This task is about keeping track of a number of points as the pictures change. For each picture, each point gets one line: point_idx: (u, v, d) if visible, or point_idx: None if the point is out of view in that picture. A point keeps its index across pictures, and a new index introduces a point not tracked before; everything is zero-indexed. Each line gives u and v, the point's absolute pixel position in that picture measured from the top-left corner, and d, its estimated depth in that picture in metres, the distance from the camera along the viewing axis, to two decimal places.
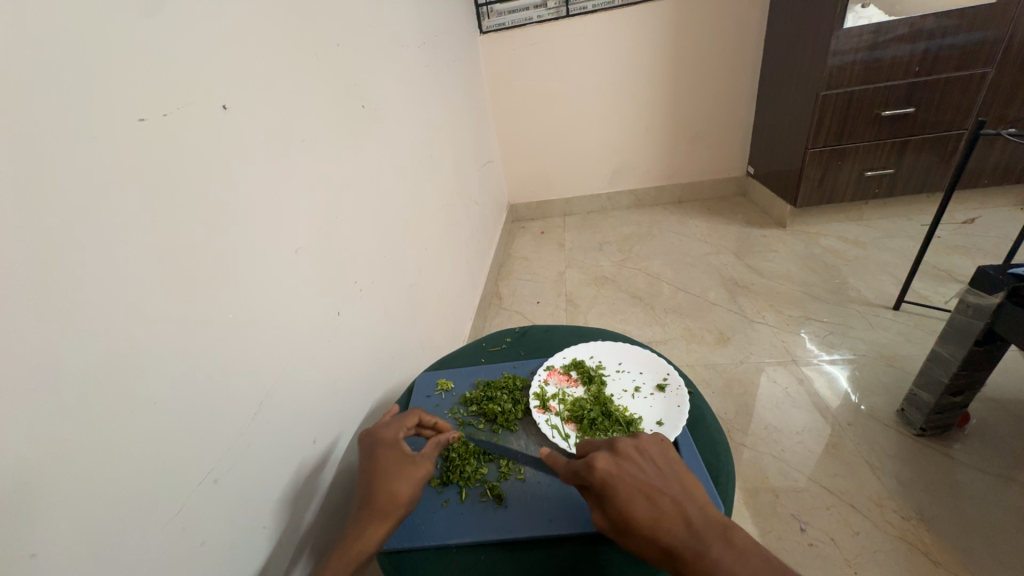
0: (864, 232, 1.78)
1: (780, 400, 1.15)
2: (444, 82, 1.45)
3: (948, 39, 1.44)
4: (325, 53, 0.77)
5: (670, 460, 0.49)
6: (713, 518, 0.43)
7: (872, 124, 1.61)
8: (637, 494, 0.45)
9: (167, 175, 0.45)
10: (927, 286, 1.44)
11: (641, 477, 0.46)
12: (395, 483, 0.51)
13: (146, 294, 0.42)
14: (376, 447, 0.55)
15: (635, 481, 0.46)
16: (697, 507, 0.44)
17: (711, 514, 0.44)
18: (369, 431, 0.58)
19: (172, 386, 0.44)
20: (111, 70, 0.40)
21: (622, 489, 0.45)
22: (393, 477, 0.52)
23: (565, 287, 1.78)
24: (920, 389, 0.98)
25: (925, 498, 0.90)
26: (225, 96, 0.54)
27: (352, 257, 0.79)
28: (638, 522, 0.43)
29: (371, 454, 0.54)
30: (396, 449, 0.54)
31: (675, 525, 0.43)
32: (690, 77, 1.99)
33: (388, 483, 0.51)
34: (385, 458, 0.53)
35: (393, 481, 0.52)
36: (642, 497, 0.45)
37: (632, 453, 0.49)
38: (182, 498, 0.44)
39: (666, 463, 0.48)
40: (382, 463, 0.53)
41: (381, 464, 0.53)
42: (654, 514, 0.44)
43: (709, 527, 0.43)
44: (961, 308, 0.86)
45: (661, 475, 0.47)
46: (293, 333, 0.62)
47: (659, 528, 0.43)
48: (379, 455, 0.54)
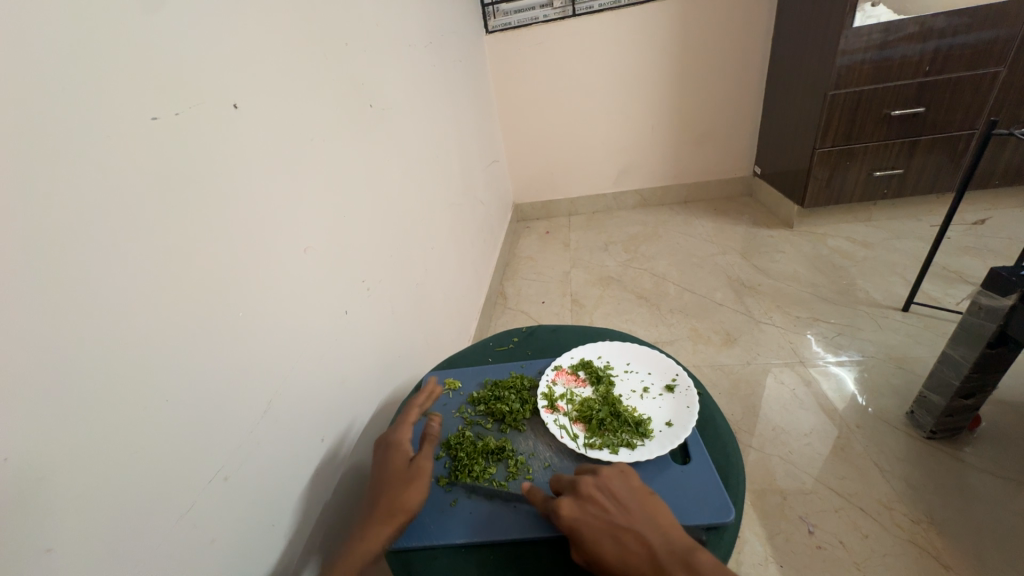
0: (872, 232, 1.77)
1: (788, 401, 1.14)
2: (451, 82, 1.45)
3: (959, 37, 1.42)
4: (332, 52, 0.77)
5: (635, 490, 0.48)
6: (676, 544, 0.44)
7: (881, 123, 1.59)
8: (602, 535, 0.44)
9: (179, 174, 0.45)
10: (936, 287, 1.42)
11: (605, 516, 0.46)
12: (399, 489, 0.52)
13: (159, 291, 0.42)
14: (386, 454, 0.56)
15: (600, 521, 0.45)
16: (660, 538, 0.44)
17: (673, 540, 0.44)
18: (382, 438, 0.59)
19: (184, 384, 0.44)
20: (125, 71, 0.41)
21: (588, 533, 0.45)
22: (393, 482, 0.53)
23: (570, 287, 1.78)
24: (931, 391, 0.97)
25: (935, 502, 0.89)
26: (235, 95, 0.54)
27: (360, 256, 0.79)
28: (607, 565, 0.43)
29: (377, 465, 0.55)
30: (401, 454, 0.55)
31: (641, 562, 0.43)
32: (697, 76, 1.98)
33: (393, 489, 0.52)
34: (392, 464, 0.54)
35: (398, 488, 0.52)
36: (607, 537, 0.44)
37: (594, 492, 0.48)
38: (194, 494, 0.44)
39: (630, 493, 0.47)
40: (390, 470, 0.54)
41: (388, 471, 0.54)
42: (620, 554, 0.43)
43: (672, 555, 0.43)
44: (973, 310, 0.85)
45: (624, 509, 0.46)
46: (303, 329, 0.63)
47: (627, 567, 0.43)
48: (387, 462, 0.55)
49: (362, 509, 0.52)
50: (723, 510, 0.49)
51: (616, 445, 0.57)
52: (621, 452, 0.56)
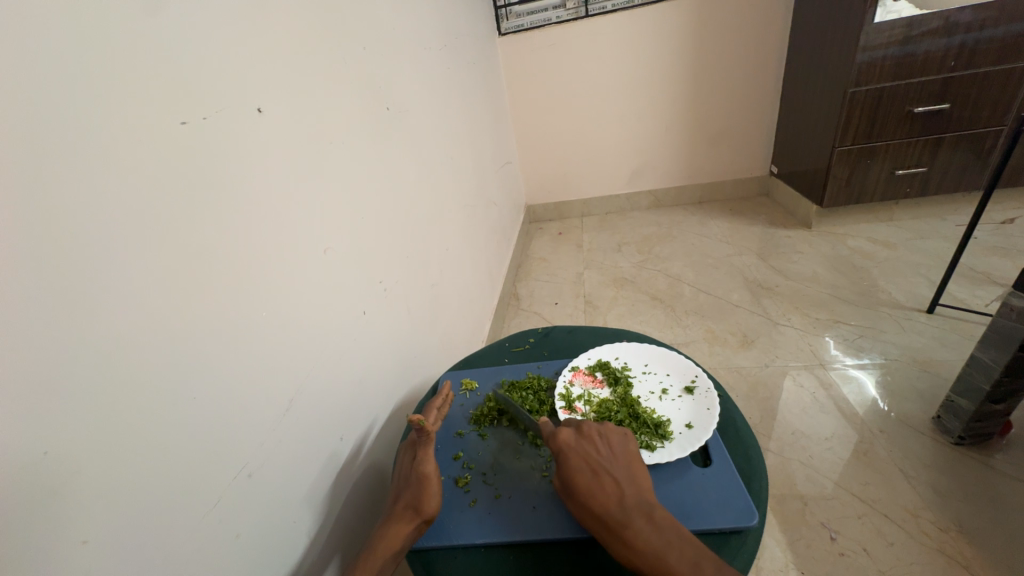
0: (894, 232, 1.73)
1: (807, 404, 1.12)
2: (464, 84, 1.46)
3: (986, 31, 1.38)
4: (351, 57, 0.78)
5: (627, 449, 0.52)
6: (644, 500, 0.46)
7: (903, 121, 1.55)
8: (584, 466, 0.49)
9: (205, 177, 0.46)
10: (962, 289, 1.38)
11: (594, 455, 0.50)
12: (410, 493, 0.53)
13: (186, 291, 0.43)
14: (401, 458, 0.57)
15: (587, 456, 0.50)
16: (634, 488, 0.47)
17: (645, 496, 0.47)
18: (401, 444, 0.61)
19: (209, 383, 0.45)
20: (156, 75, 0.42)
21: (573, 459, 0.49)
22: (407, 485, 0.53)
23: (584, 288, 1.77)
24: (959, 395, 0.94)
25: (965, 510, 0.86)
26: (259, 99, 0.55)
27: (377, 257, 0.80)
28: (577, 490, 0.47)
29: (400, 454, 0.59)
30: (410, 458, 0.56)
31: (609, 499, 0.46)
32: (712, 75, 1.96)
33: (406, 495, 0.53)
34: (405, 469, 0.56)
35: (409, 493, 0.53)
36: (588, 471, 0.48)
37: (594, 435, 0.52)
38: (220, 490, 0.45)
39: (622, 451, 0.51)
40: (403, 477, 0.55)
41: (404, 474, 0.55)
42: (592, 485, 0.47)
43: (638, 506, 0.46)
44: (1004, 312, 0.82)
45: (612, 457, 0.50)
46: (323, 329, 0.64)
47: (592, 498, 0.46)
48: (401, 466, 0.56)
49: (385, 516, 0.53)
50: (746, 513, 0.49)
51: None
52: (640, 453, 0.56)
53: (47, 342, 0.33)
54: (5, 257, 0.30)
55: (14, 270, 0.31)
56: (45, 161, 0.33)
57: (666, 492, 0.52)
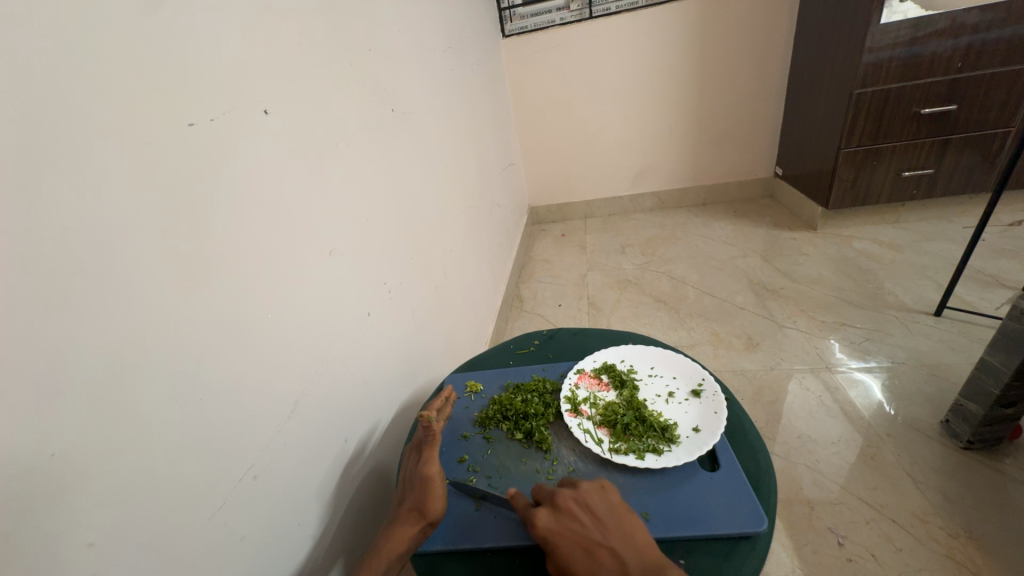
0: (901, 235, 1.71)
1: (813, 407, 1.11)
2: (468, 85, 1.46)
3: (994, 32, 1.37)
4: (356, 58, 0.78)
5: (613, 505, 0.48)
6: (649, 563, 0.43)
7: (909, 122, 1.55)
8: (576, 550, 0.45)
9: (212, 178, 0.46)
10: (970, 291, 1.37)
11: (583, 532, 0.46)
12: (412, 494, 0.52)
13: (193, 292, 0.43)
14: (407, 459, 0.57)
15: (577, 537, 0.45)
16: (634, 555, 0.44)
17: (648, 557, 0.44)
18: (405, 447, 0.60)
19: (215, 384, 0.45)
20: (164, 77, 0.42)
21: (563, 546, 0.45)
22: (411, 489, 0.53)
23: (587, 290, 1.77)
24: (967, 400, 0.93)
25: (974, 515, 0.85)
26: (265, 101, 0.55)
27: (382, 258, 0.80)
28: None
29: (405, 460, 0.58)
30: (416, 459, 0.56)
31: None
32: (716, 76, 1.96)
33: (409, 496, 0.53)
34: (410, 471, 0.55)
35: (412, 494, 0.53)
36: (581, 552, 0.45)
37: (572, 505, 0.48)
38: (225, 492, 0.45)
39: (608, 511, 0.47)
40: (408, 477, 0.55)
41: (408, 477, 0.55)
42: (591, 567, 0.44)
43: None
44: (1013, 315, 0.82)
45: (601, 525, 0.46)
46: (328, 330, 0.64)
47: None
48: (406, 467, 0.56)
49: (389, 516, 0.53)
50: (754, 519, 0.48)
51: (642, 450, 0.56)
52: (647, 458, 0.55)
53: (55, 342, 0.33)
54: (16, 258, 0.31)
55: (23, 271, 0.31)
56: (55, 162, 0.33)
57: (673, 496, 0.52)
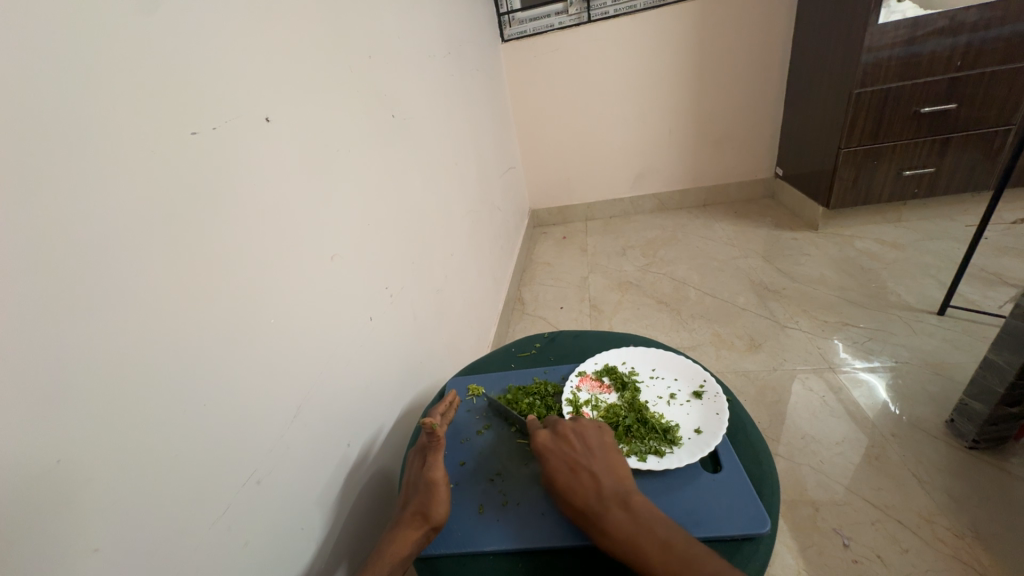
0: (902, 234, 1.71)
1: (817, 408, 1.11)
2: (468, 90, 1.47)
3: (993, 31, 1.37)
4: (357, 65, 0.79)
5: (604, 441, 0.54)
6: (622, 488, 0.49)
7: (909, 121, 1.55)
8: (562, 465, 0.52)
9: (214, 186, 0.47)
10: (974, 290, 1.36)
11: (571, 453, 0.53)
12: (415, 496, 0.53)
13: (197, 299, 0.44)
14: (412, 462, 0.58)
15: (564, 458, 0.52)
16: (611, 479, 0.49)
17: (623, 485, 0.49)
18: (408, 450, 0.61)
19: (219, 389, 0.45)
20: (169, 88, 0.43)
21: (552, 461, 0.52)
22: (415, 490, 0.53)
23: (589, 292, 1.77)
24: (973, 399, 0.92)
25: (981, 515, 0.85)
26: (266, 109, 0.56)
27: (383, 262, 0.81)
28: (557, 487, 0.50)
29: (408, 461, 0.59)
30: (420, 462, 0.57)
31: (586, 492, 0.49)
32: (715, 78, 1.96)
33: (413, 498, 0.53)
34: (414, 475, 0.56)
35: (415, 496, 0.53)
36: (565, 468, 0.51)
37: (569, 433, 0.55)
38: (230, 496, 0.46)
39: (600, 444, 0.53)
40: (413, 481, 0.55)
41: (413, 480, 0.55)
42: (570, 481, 0.50)
43: (614, 496, 0.48)
44: (1017, 313, 0.81)
45: (590, 453, 0.52)
46: (330, 335, 0.64)
47: (572, 493, 0.49)
48: (411, 469, 0.57)
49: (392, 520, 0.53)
50: (757, 520, 0.48)
51: (644, 452, 0.56)
52: (649, 459, 0.55)
53: (62, 348, 0.33)
54: (23, 267, 0.31)
55: (29, 279, 0.32)
56: (61, 172, 0.34)
57: (675, 498, 0.52)
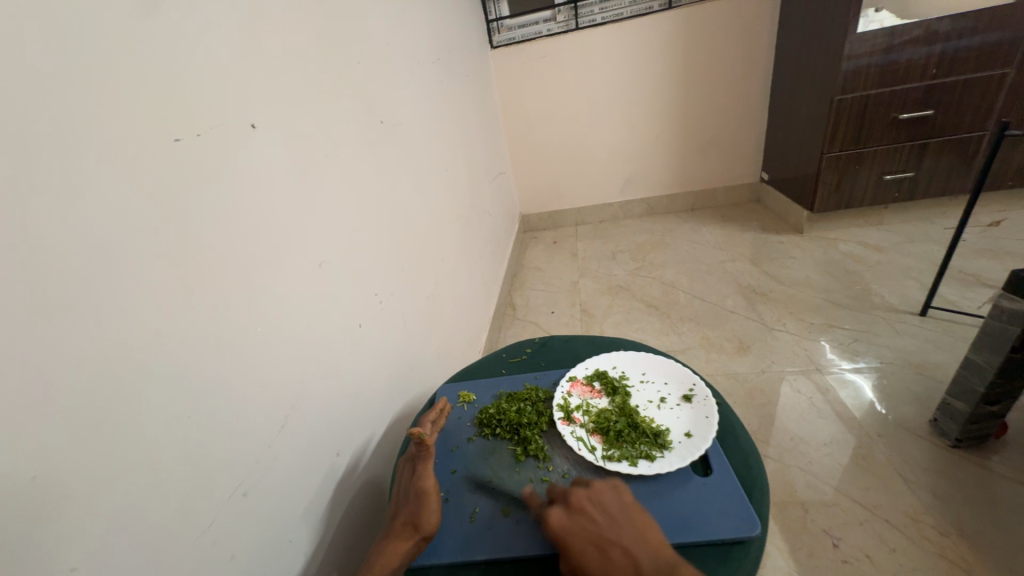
0: (884, 236, 1.75)
1: (805, 409, 1.12)
2: (457, 96, 1.48)
3: (966, 40, 1.42)
4: (344, 71, 0.79)
5: (626, 505, 0.48)
6: (661, 559, 0.44)
7: (888, 127, 1.59)
8: (588, 546, 0.45)
9: (199, 192, 0.46)
10: (953, 291, 1.40)
11: (594, 529, 0.46)
12: (405, 506, 0.53)
13: (180, 308, 0.43)
14: (401, 471, 0.57)
15: (589, 538, 0.46)
16: (646, 551, 0.44)
17: (662, 555, 0.44)
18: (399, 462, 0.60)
19: (203, 400, 0.44)
20: (152, 94, 0.42)
21: (576, 544, 0.45)
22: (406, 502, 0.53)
23: (580, 296, 1.77)
24: (954, 398, 0.94)
25: (965, 513, 0.86)
26: (252, 115, 0.55)
27: (372, 268, 0.80)
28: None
29: (398, 476, 0.57)
30: (409, 472, 0.56)
31: (625, 574, 0.43)
32: (701, 85, 2.00)
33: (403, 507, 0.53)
34: (404, 484, 0.55)
35: (405, 506, 0.52)
36: (592, 549, 0.45)
37: (585, 504, 0.49)
38: (215, 510, 0.45)
39: (621, 509, 0.48)
40: (403, 490, 0.54)
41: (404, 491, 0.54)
42: (604, 564, 0.44)
43: (658, 572, 0.42)
44: (994, 314, 0.83)
45: (613, 523, 0.47)
46: (319, 343, 0.63)
47: None
48: (401, 479, 0.56)
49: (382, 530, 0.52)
50: (747, 523, 0.48)
51: (635, 457, 0.56)
52: (640, 464, 0.55)
53: (37, 361, 0.32)
54: None
55: (3, 290, 0.31)
56: (38, 180, 0.33)
57: (666, 502, 0.52)
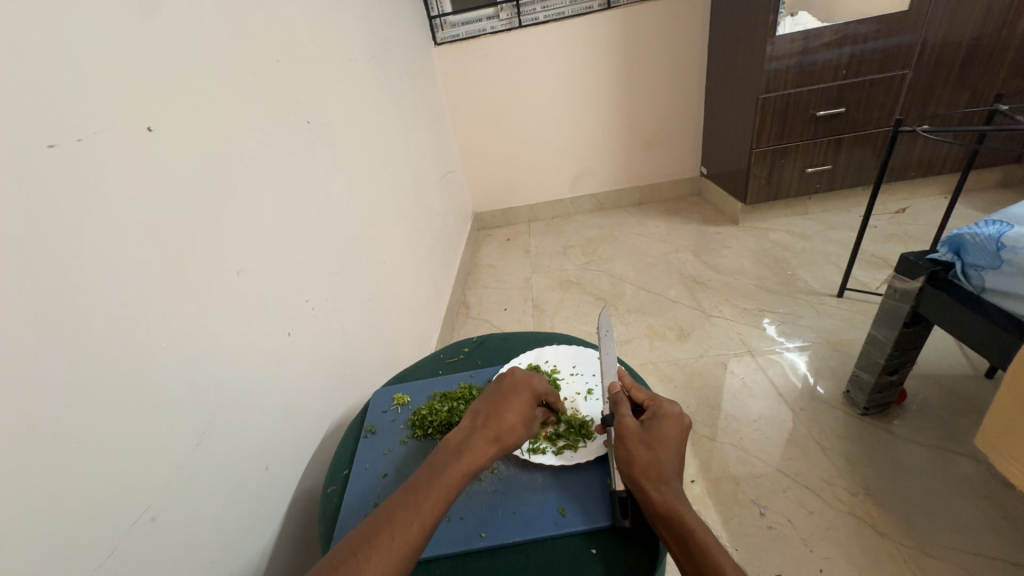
0: (809, 225, 1.89)
1: (738, 389, 1.20)
2: (397, 94, 1.45)
3: (870, 43, 1.55)
4: (261, 70, 0.76)
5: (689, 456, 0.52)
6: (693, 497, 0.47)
7: (808, 124, 1.71)
8: (671, 441, 0.50)
9: (84, 201, 0.43)
10: (866, 273, 1.53)
11: (663, 437, 0.51)
12: (518, 421, 0.54)
13: (61, 328, 0.40)
14: (518, 387, 0.56)
15: (655, 435, 0.51)
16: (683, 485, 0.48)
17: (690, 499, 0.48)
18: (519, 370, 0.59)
19: (98, 423, 0.42)
20: (19, 98, 0.39)
21: (666, 434, 0.51)
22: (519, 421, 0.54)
23: (532, 292, 1.80)
24: (862, 370, 1.03)
25: (871, 473, 0.96)
26: (149, 117, 0.52)
27: (302, 275, 0.78)
28: (649, 444, 0.50)
29: (517, 386, 0.56)
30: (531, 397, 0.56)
31: (666, 468, 0.48)
32: (642, 83, 2.07)
33: (512, 420, 0.53)
34: (521, 402, 0.55)
35: (516, 421, 0.54)
36: (670, 445, 0.50)
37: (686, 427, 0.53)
38: (116, 538, 0.42)
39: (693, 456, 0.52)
40: (517, 406, 0.55)
41: (521, 407, 0.55)
42: (662, 452, 0.49)
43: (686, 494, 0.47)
44: (890, 293, 0.92)
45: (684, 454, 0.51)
46: (240, 355, 0.61)
47: (655, 459, 0.49)
48: (517, 396, 0.56)
49: (470, 426, 0.53)
50: None
51: (560, 448, 0.58)
52: (564, 453, 0.57)
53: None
54: None
55: None
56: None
57: (588, 489, 0.54)
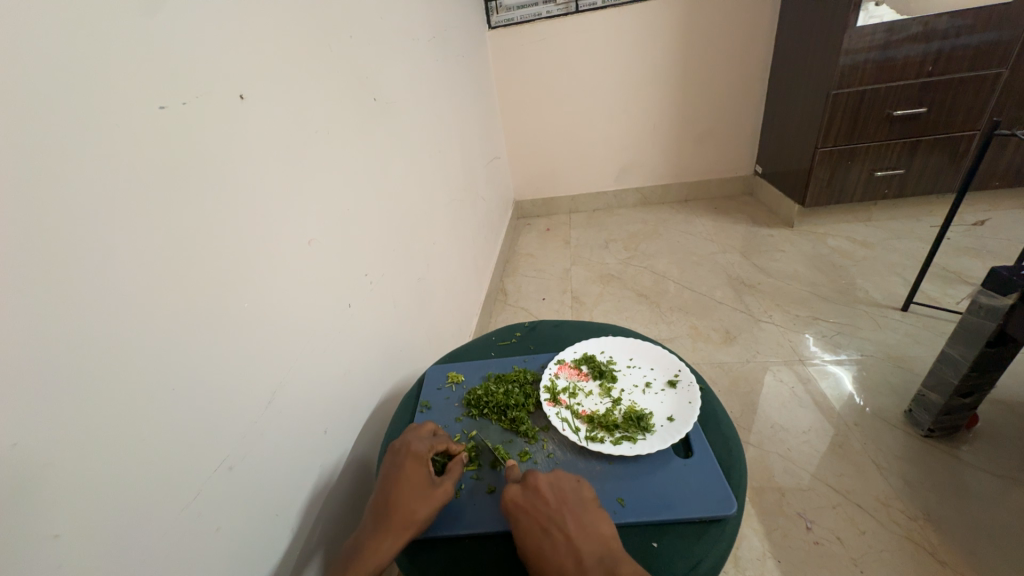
0: (872, 232, 1.78)
1: (786, 398, 1.15)
2: (453, 76, 1.44)
3: (962, 38, 1.42)
4: (336, 44, 0.77)
5: (582, 495, 0.48)
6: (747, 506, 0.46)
7: (882, 124, 1.60)
8: (535, 527, 0.46)
9: (183, 163, 0.45)
10: (934, 287, 1.43)
11: (544, 508, 0.47)
12: (412, 496, 0.50)
13: (162, 282, 0.42)
14: (399, 460, 0.53)
15: (536, 508, 0.47)
16: (590, 543, 0.44)
17: (607, 548, 0.44)
18: (398, 440, 0.57)
19: (189, 375, 0.44)
20: (134, 61, 0.41)
21: (522, 519, 0.47)
22: (412, 494, 0.50)
23: (571, 284, 1.78)
24: (929, 390, 0.97)
25: (932, 498, 0.90)
26: (241, 85, 0.54)
27: (363, 250, 0.80)
28: (531, 552, 0.45)
29: (395, 460, 0.54)
30: (420, 464, 0.53)
31: (566, 560, 0.43)
32: (701, 73, 1.98)
33: (406, 496, 0.50)
34: (408, 472, 0.52)
35: (412, 495, 0.50)
36: (536, 528, 0.46)
37: (539, 482, 0.49)
38: (202, 481, 0.45)
39: (577, 499, 0.48)
40: (403, 477, 0.52)
41: (404, 477, 0.52)
42: (542, 544, 0.45)
43: None
44: (972, 309, 0.85)
45: (564, 508, 0.47)
46: (306, 322, 0.63)
47: (546, 559, 0.44)
48: (401, 467, 0.52)
49: (366, 524, 0.50)
50: (725, 502, 0.50)
51: (618, 439, 0.57)
52: (623, 444, 0.56)
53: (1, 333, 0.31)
54: None
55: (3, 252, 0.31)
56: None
57: (650, 483, 0.53)
